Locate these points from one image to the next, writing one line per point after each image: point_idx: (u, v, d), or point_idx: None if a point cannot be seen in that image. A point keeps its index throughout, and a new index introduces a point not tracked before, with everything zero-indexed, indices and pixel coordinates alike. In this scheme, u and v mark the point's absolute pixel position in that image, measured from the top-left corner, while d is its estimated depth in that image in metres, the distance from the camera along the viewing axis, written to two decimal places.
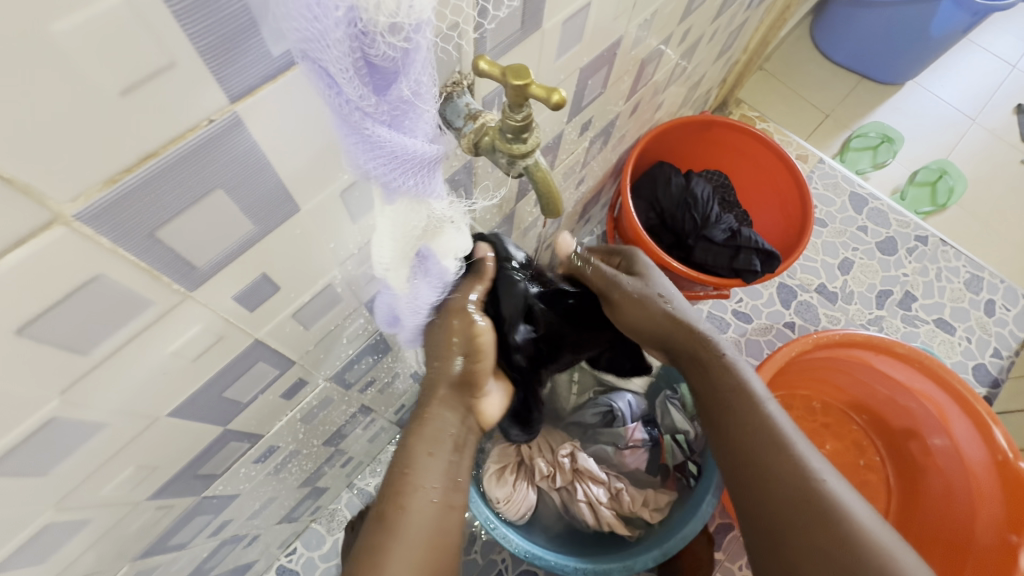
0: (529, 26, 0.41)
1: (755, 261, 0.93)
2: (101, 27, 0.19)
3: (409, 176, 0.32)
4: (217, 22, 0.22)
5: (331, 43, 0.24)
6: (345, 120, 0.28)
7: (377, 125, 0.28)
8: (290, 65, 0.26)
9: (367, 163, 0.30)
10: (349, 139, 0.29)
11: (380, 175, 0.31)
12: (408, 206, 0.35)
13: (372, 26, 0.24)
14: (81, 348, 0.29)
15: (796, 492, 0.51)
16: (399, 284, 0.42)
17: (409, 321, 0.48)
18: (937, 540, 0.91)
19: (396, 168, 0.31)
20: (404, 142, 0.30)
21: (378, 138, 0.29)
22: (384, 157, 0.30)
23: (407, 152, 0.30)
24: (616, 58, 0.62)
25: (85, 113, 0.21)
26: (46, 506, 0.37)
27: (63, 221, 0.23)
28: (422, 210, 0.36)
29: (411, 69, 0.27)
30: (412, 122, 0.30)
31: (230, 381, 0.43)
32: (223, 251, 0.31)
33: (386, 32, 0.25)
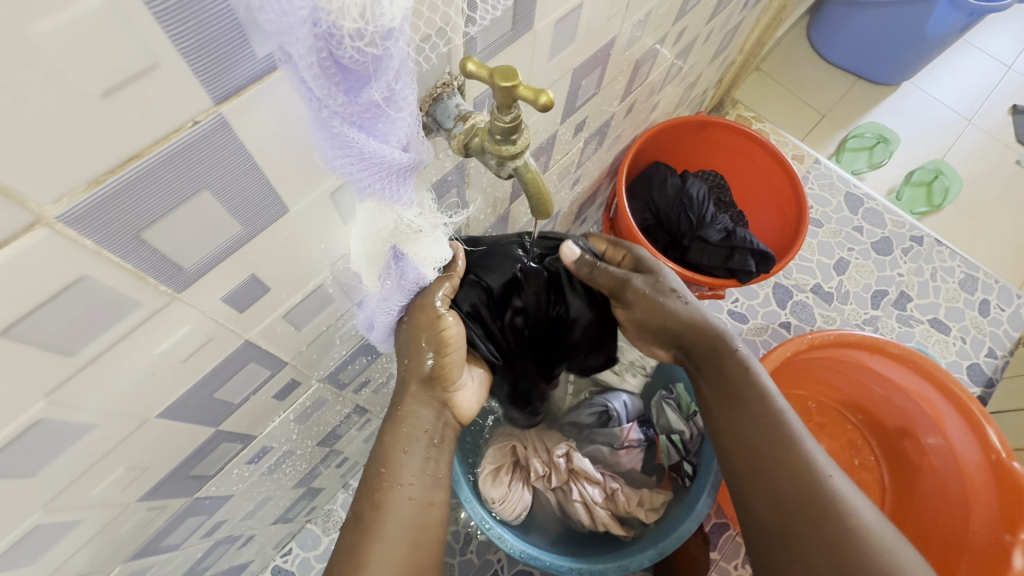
0: (520, 26, 0.41)
1: (749, 261, 0.93)
2: (81, 27, 0.19)
3: (376, 179, 0.32)
4: (199, 21, 0.22)
5: (296, 40, 0.24)
6: (316, 118, 0.28)
7: (346, 126, 0.28)
8: (273, 68, 0.26)
9: (336, 161, 0.30)
10: (319, 135, 0.29)
11: (348, 174, 0.31)
12: (375, 207, 0.35)
13: (338, 29, 0.24)
14: (69, 349, 0.29)
15: (802, 488, 0.51)
16: (370, 284, 0.42)
17: (383, 321, 0.49)
18: (935, 538, 0.91)
19: (365, 169, 0.31)
20: (374, 145, 0.30)
21: (347, 137, 0.29)
22: (352, 156, 0.30)
23: (375, 155, 0.30)
24: (610, 58, 0.62)
25: (66, 113, 0.21)
26: (35, 507, 0.37)
27: (47, 222, 0.23)
28: (389, 215, 0.36)
29: (382, 75, 0.27)
30: (384, 127, 0.30)
31: (221, 382, 0.42)
32: (211, 251, 0.31)
33: (353, 38, 0.24)
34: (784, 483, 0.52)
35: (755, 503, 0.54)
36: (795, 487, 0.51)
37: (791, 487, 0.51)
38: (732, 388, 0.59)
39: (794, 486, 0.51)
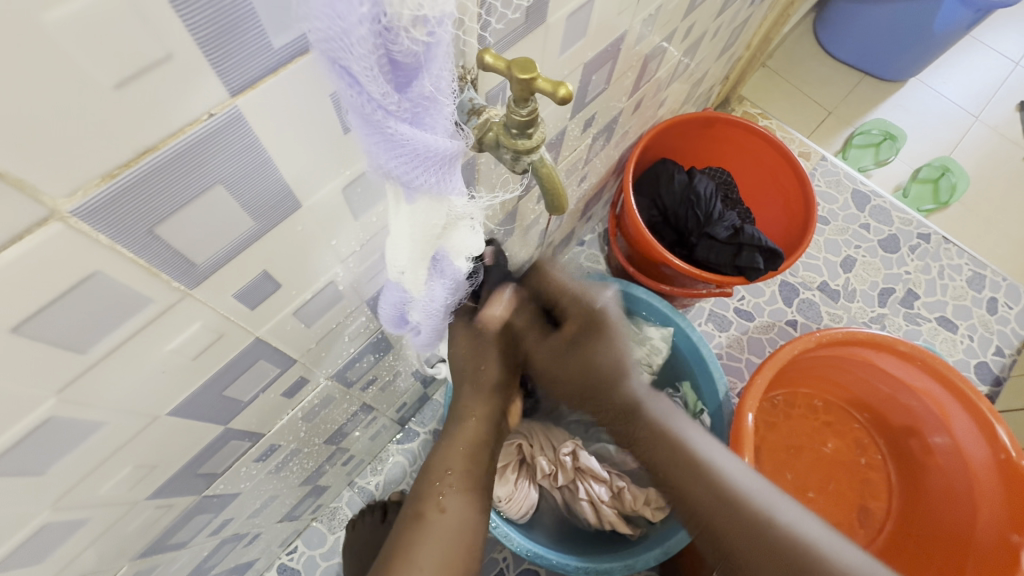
0: (533, 19, 0.40)
1: (757, 259, 0.91)
2: (94, 17, 0.19)
3: (431, 174, 0.32)
4: (216, 11, 0.22)
5: (355, 40, 0.23)
6: (366, 119, 0.27)
7: (399, 122, 0.28)
8: (305, 49, 0.26)
9: (388, 161, 0.30)
10: (370, 138, 0.28)
11: (400, 172, 0.31)
12: (428, 203, 0.34)
13: (396, 21, 0.24)
14: (79, 346, 0.28)
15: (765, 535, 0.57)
16: (416, 288, 0.43)
17: (424, 319, 0.49)
18: (936, 543, 0.91)
19: (419, 165, 0.31)
20: (426, 139, 0.29)
21: (399, 134, 0.28)
22: (404, 154, 0.30)
23: (428, 149, 0.30)
24: (620, 53, 0.61)
25: (77, 105, 0.20)
26: (45, 506, 0.36)
27: (59, 217, 0.22)
28: (442, 208, 0.35)
29: (431, 62, 0.27)
30: (432, 118, 0.29)
31: (229, 380, 0.42)
32: (224, 247, 0.31)
33: (410, 27, 0.24)
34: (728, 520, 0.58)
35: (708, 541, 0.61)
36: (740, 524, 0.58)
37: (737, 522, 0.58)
38: (660, 451, 0.61)
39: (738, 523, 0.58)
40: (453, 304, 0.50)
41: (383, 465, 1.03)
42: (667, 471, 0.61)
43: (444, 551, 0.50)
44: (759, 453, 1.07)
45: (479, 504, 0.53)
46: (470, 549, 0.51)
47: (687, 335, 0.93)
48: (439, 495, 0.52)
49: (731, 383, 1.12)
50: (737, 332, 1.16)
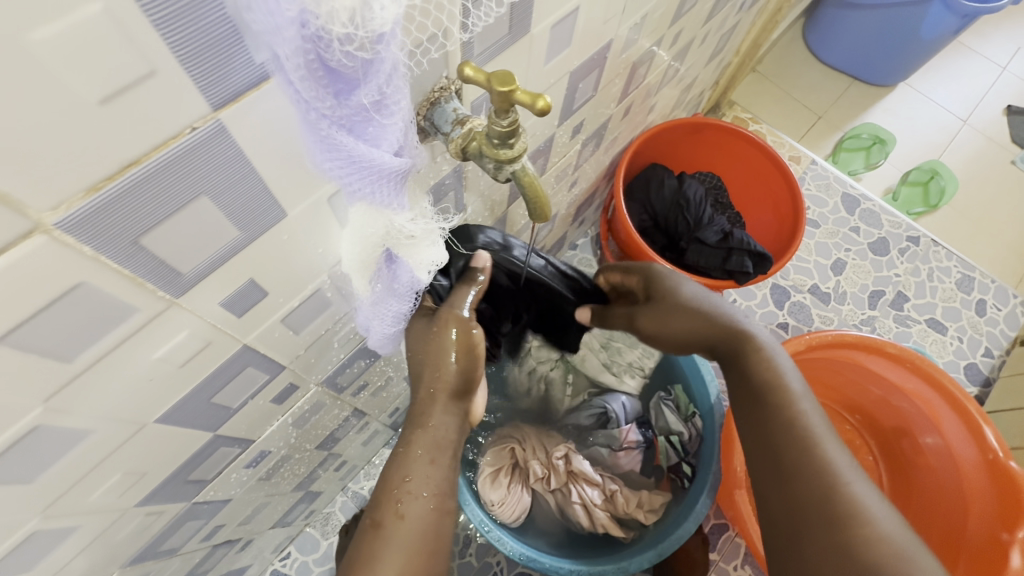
0: (517, 30, 0.41)
1: (746, 263, 0.93)
2: (76, 37, 0.19)
3: (367, 182, 0.32)
4: (198, 29, 0.22)
5: (283, 43, 0.23)
6: (304, 121, 0.28)
7: (334, 128, 0.28)
8: (266, 77, 0.26)
9: (324, 162, 0.30)
10: (307, 137, 0.29)
11: (337, 176, 0.31)
12: (367, 209, 0.35)
13: (328, 33, 0.24)
14: (65, 355, 0.29)
15: (818, 488, 0.49)
16: (361, 284, 0.43)
17: (377, 328, 0.49)
18: (939, 533, 0.90)
19: (356, 171, 0.31)
20: (364, 149, 0.30)
21: (336, 140, 0.29)
22: (341, 159, 0.30)
23: (366, 160, 0.30)
24: (607, 61, 0.62)
25: (62, 122, 0.21)
26: (33, 513, 0.37)
27: (45, 229, 0.23)
28: (382, 219, 0.36)
29: (373, 77, 0.27)
30: (375, 130, 0.29)
31: (219, 387, 0.42)
32: (210, 257, 0.31)
33: (343, 41, 0.24)
34: (802, 487, 0.50)
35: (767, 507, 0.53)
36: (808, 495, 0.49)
37: (808, 491, 0.49)
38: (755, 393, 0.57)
39: (809, 493, 0.49)
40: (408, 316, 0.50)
41: (376, 469, 1.03)
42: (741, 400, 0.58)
43: (405, 556, 0.46)
44: None
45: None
46: (432, 557, 0.48)
47: None
48: (399, 501, 0.48)
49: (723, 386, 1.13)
50: None
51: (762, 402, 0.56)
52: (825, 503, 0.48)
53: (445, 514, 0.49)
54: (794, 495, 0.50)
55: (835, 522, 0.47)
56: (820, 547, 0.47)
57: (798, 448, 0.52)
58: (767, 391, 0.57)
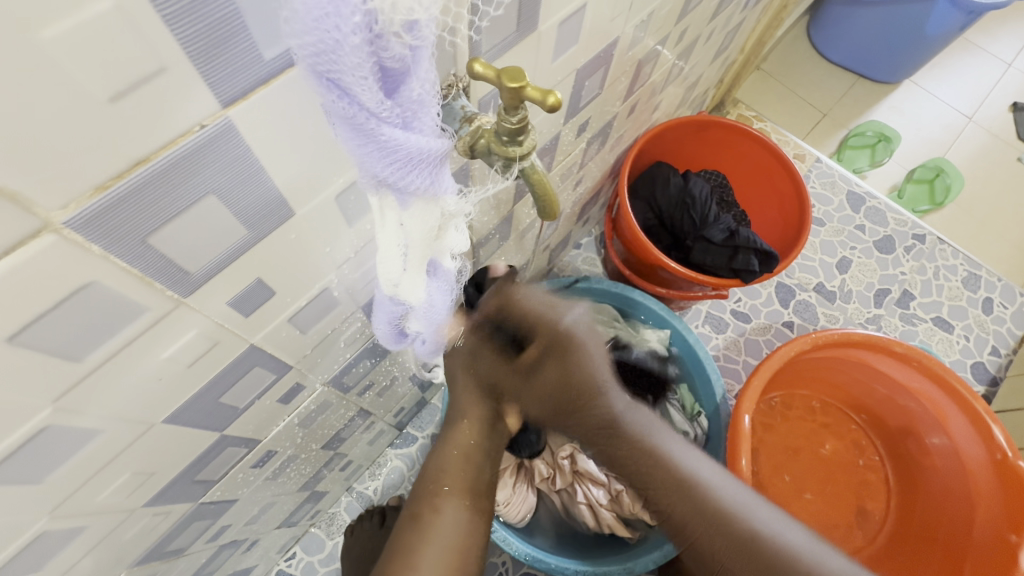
0: (524, 26, 0.40)
1: (753, 261, 0.92)
2: (87, 33, 0.19)
3: (421, 177, 0.32)
4: (208, 26, 0.22)
5: (348, 49, 0.24)
6: (355, 127, 0.27)
7: (391, 128, 0.28)
8: (289, 64, 0.26)
9: (381, 168, 0.30)
10: (361, 148, 0.29)
11: (393, 179, 0.31)
12: (420, 206, 0.35)
13: (387, 27, 0.24)
14: (74, 355, 0.28)
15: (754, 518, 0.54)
16: (412, 297, 0.42)
17: (423, 327, 0.49)
18: (945, 538, 0.89)
19: (409, 169, 0.31)
20: (417, 143, 0.30)
21: (392, 140, 0.29)
22: (398, 161, 0.30)
23: (420, 154, 0.30)
24: (613, 58, 0.62)
25: (71, 120, 0.21)
26: (42, 513, 0.36)
27: (54, 228, 0.23)
28: (435, 210, 0.36)
29: (419, 68, 0.27)
30: (421, 123, 0.30)
31: (226, 387, 0.42)
32: (218, 256, 0.31)
33: (400, 32, 0.25)
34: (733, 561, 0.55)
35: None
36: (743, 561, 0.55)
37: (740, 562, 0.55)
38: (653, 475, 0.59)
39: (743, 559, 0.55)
40: (448, 312, 0.51)
41: (381, 469, 1.03)
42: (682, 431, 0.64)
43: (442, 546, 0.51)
44: (758, 454, 1.07)
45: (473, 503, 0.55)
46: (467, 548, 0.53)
47: (683, 337, 0.94)
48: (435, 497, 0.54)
49: (728, 386, 1.12)
50: (733, 334, 1.17)
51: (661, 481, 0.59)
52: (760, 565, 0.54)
53: (479, 515, 0.55)
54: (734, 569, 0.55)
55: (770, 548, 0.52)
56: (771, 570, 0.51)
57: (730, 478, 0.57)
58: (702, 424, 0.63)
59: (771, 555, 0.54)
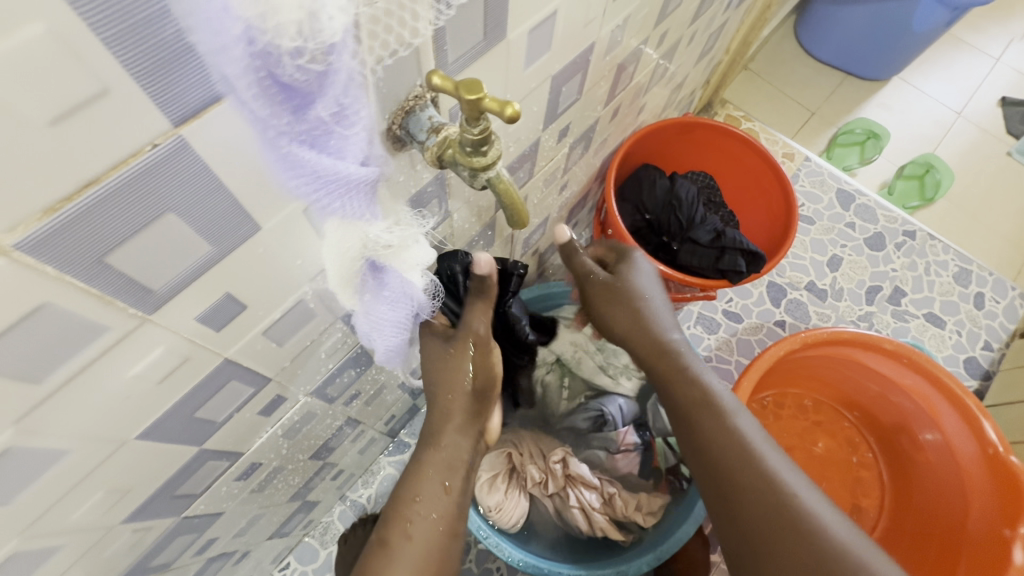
0: (492, 37, 0.41)
1: (740, 261, 0.92)
2: (26, 56, 0.19)
3: (332, 194, 0.32)
4: (152, 47, 0.22)
5: (230, 64, 0.23)
6: (262, 140, 0.27)
7: (296, 144, 0.28)
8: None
9: (289, 181, 0.30)
10: (270, 157, 0.29)
11: (307, 194, 0.31)
12: (340, 226, 0.35)
13: (276, 48, 0.23)
14: (34, 376, 0.28)
15: (769, 506, 0.55)
16: (350, 304, 0.42)
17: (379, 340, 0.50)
18: (940, 524, 0.90)
19: (318, 186, 0.31)
20: (327, 162, 0.30)
21: (297, 156, 0.28)
22: (305, 175, 0.30)
23: (329, 171, 0.30)
24: (590, 64, 0.62)
25: (14, 143, 0.20)
26: (14, 533, 0.36)
27: (2, 251, 0.23)
28: (357, 231, 0.36)
29: (329, 88, 0.27)
30: (337, 141, 0.29)
31: (201, 401, 0.42)
32: (181, 273, 0.31)
33: (294, 55, 0.24)
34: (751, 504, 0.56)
35: (733, 530, 0.58)
36: (767, 511, 0.55)
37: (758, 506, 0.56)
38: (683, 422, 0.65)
39: (769, 512, 0.55)
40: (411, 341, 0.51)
41: (374, 477, 1.03)
42: (696, 419, 0.62)
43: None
44: None
45: (450, 526, 0.56)
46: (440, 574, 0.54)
47: None
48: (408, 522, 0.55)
49: None
50: (725, 335, 1.17)
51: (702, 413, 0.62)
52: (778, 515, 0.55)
53: (454, 538, 0.56)
54: (750, 503, 0.56)
55: (788, 527, 0.54)
56: (791, 552, 0.53)
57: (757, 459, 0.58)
58: (706, 405, 0.62)
59: (791, 510, 0.55)
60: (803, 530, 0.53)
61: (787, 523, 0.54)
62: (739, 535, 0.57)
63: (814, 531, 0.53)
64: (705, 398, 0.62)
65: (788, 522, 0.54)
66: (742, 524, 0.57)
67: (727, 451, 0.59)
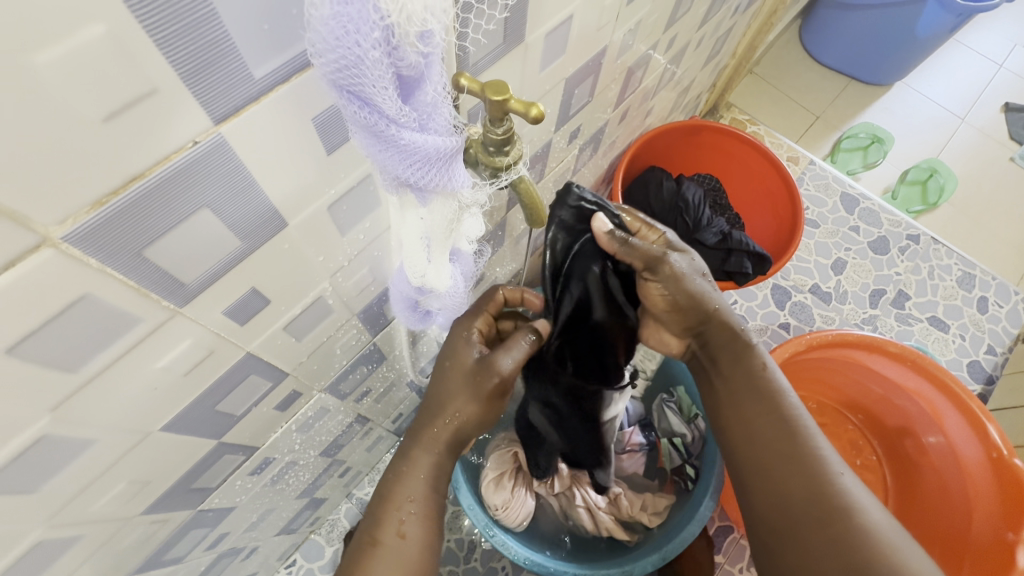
0: (512, 39, 0.41)
1: (746, 263, 0.94)
2: (81, 56, 0.20)
3: (439, 179, 0.33)
4: (198, 48, 0.23)
5: (369, 63, 0.25)
6: (378, 133, 0.29)
7: (409, 132, 0.29)
8: (288, 76, 0.27)
9: (403, 170, 0.31)
10: (383, 151, 0.30)
11: (414, 180, 0.32)
12: (441, 202, 0.36)
13: (402, 38, 0.26)
14: (70, 366, 0.29)
15: (805, 488, 0.51)
16: (439, 284, 0.44)
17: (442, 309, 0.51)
18: (957, 524, 0.88)
19: (427, 172, 0.32)
20: (435, 144, 0.31)
21: (410, 144, 0.30)
22: (416, 163, 0.31)
23: (438, 153, 0.31)
24: (602, 67, 0.63)
25: (69, 141, 0.21)
26: (39, 522, 0.37)
27: (52, 243, 0.24)
28: (452, 203, 0.36)
29: (431, 73, 0.29)
30: (435, 124, 0.31)
31: (222, 394, 0.43)
32: (210, 268, 0.32)
33: (413, 42, 0.26)
34: (789, 486, 0.52)
35: (760, 511, 0.54)
36: (804, 496, 0.51)
37: (796, 491, 0.51)
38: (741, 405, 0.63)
39: (805, 495, 0.51)
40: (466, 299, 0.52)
41: (381, 475, 1.04)
42: (743, 397, 0.58)
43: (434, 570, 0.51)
44: None
45: None
46: None
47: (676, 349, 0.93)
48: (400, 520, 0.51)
49: None
50: None
51: (751, 394, 0.58)
52: (817, 503, 0.50)
53: None
54: (785, 485, 0.52)
55: (825, 515, 0.49)
56: (819, 540, 0.48)
57: (802, 440, 0.53)
58: (758, 381, 0.58)
59: (831, 495, 0.50)
60: (839, 521, 0.48)
61: (822, 509, 0.49)
62: (765, 519, 0.53)
63: (851, 520, 0.48)
64: (761, 374, 0.58)
65: (826, 508, 0.49)
66: (770, 507, 0.53)
67: (772, 434, 0.55)
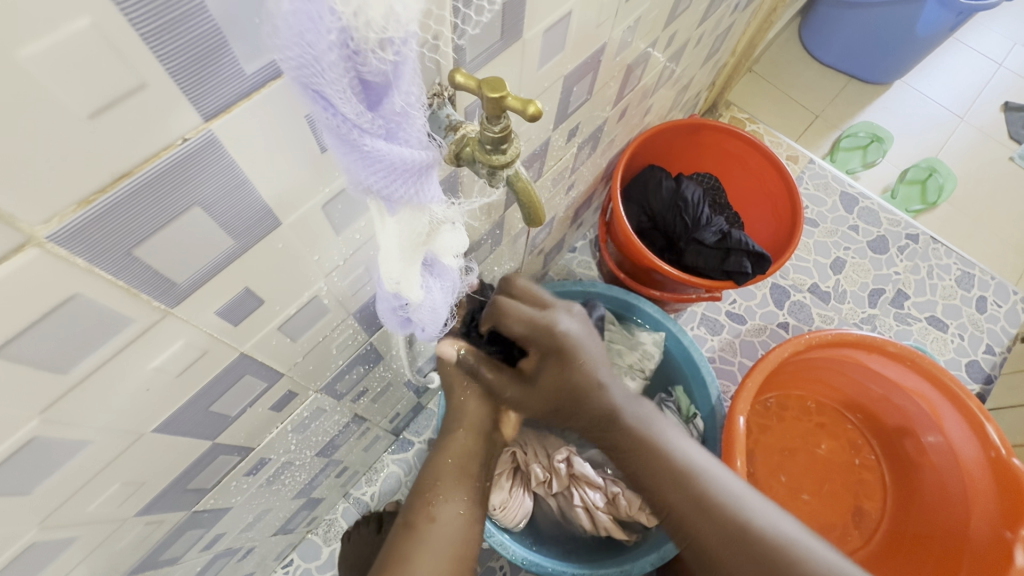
0: (510, 36, 0.41)
1: (745, 263, 0.92)
2: (66, 49, 0.19)
3: (407, 185, 0.32)
4: (187, 43, 0.22)
5: (326, 66, 0.25)
6: (340, 137, 0.28)
7: (375, 139, 0.29)
8: (279, 73, 0.27)
9: (367, 177, 0.31)
10: (347, 155, 0.29)
11: (378, 187, 0.32)
12: (410, 213, 0.35)
13: (363, 44, 0.25)
14: (60, 367, 0.29)
15: None
16: (412, 293, 0.42)
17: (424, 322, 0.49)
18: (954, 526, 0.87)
19: (394, 179, 0.31)
20: (401, 153, 0.30)
21: (375, 151, 0.29)
22: (381, 170, 0.30)
23: (405, 163, 0.31)
24: (601, 64, 0.62)
25: (54, 136, 0.21)
26: (31, 525, 0.37)
27: (37, 242, 0.23)
28: (424, 217, 0.36)
29: (401, 81, 0.28)
30: (406, 133, 0.30)
31: (217, 394, 0.42)
32: (201, 268, 0.31)
33: (376, 48, 0.26)
34: None
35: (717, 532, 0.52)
36: None
37: None
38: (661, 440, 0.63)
39: None
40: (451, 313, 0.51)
41: (378, 475, 1.03)
42: None
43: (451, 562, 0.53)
44: (754, 456, 1.07)
45: None
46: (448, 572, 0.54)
47: (678, 339, 0.93)
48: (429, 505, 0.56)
49: (723, 387, 1.12)
50: (729, 336, 1.17)
51: None
52: None
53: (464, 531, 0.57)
54: None
55: None
56: None
57: None
58: None
59: None
60: None
61: None
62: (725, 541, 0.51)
63: None
64: None
65: None
66: None
67: None
